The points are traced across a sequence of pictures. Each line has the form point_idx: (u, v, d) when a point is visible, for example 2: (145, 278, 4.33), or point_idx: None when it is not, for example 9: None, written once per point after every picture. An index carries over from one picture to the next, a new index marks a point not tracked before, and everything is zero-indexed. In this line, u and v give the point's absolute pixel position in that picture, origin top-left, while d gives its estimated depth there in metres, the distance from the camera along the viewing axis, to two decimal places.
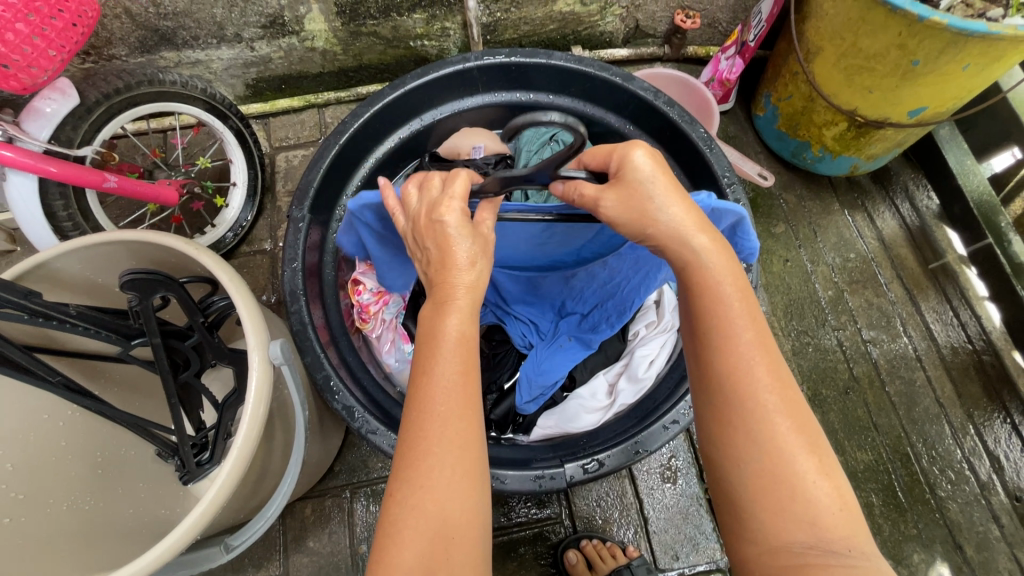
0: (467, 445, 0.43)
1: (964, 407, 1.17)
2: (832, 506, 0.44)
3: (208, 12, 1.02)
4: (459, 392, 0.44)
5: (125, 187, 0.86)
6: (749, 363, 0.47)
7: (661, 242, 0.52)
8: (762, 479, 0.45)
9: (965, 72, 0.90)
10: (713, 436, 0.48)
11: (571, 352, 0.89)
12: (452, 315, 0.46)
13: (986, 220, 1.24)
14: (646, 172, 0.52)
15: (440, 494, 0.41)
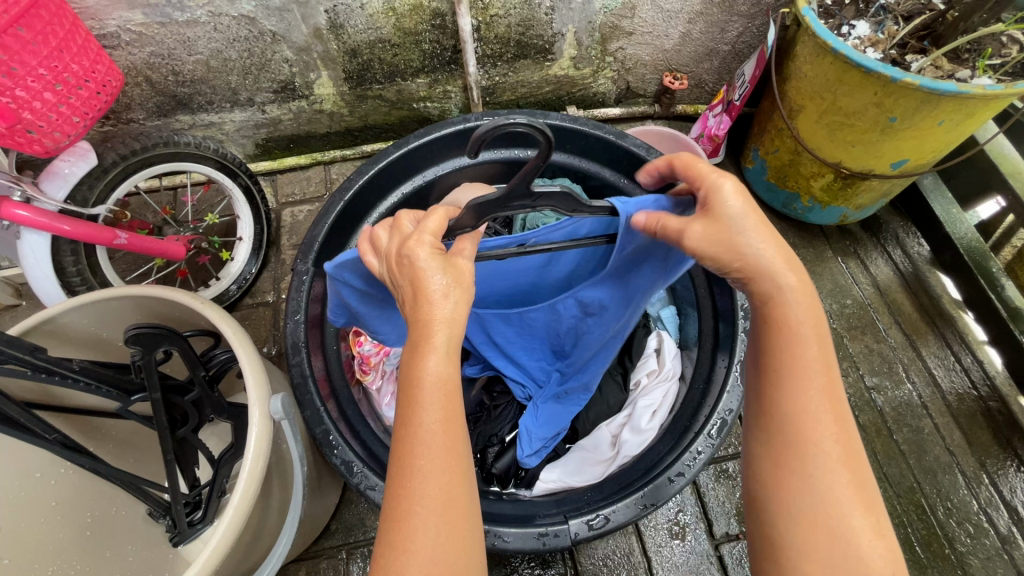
0: (455, 499, 0.42)
1: (975, 455, 1.14)
2: (886, 567, 0.43)
3: (223, 80, 1.09)
4: (440, 445, 0.42)
5: (134, 243, 0.88)
6: (817, 416, 0.47)
7: (747, 275, 0.51)
8: (810, 534, 0.45)
9: (940, 127, 0.95)
10: (768, 476, 0.48)
11: (573, 402, 0.88)
12: (431, 358, 0.44)
13: (978, 265, 1.26)
14: (736, 209, 0.50)
15: (428, 557, 0.40)
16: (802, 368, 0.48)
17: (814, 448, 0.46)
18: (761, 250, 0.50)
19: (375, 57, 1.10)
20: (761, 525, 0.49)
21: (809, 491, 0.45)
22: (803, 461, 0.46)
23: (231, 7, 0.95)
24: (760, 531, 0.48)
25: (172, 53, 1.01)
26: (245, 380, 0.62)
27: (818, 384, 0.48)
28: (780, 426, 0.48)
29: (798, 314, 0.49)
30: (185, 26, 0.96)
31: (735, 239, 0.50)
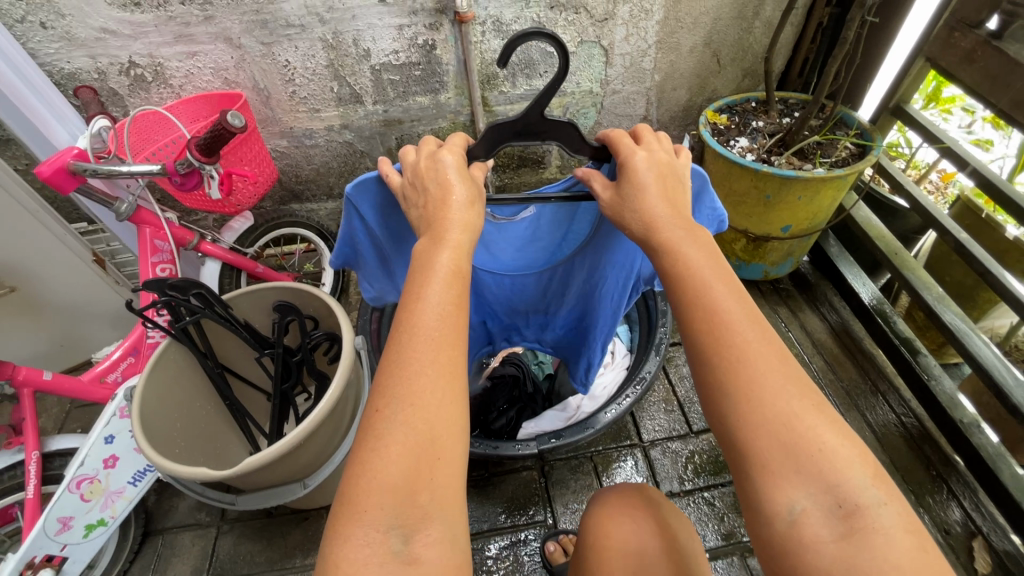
0: (447, 360, 0.64)
1: (888, 456, 1.41)
2: (835, 442, 0.52)
3: (326, 182, 1.65)
4: (445, 330, 0.66)
5: (266, 273, 1.37)
6: (744, 333, 0.59)
7: (643, 239, 0.72)
8: (761, 430, 0.54)
9: (802, 201, 1.39)
10: (716, 393, 0.58)
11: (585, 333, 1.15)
12: (440, 267, 0.70)
13: (879, 312, 1.61)
14: (641, 171, 0.73)
15: (428, 395, 0.61)
16: (714, 303, 0.61)
17: (749, 359, 0.57)
18: (658, 205, 0.71)
19: None
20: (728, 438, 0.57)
21: (746, 398, 0.55)
22: (736, 373, 0.57)
23: (340, 137, 1.53)
24: (729, 445, 0.56)
25: (298, 164, 1.58)
26: (342, 328, 1.05)
27: (740, 313, 0.61)
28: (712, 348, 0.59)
29: (694, 257, 0.66)
30: (309, 148, 1.54)
31: (627, 198, 0.74)
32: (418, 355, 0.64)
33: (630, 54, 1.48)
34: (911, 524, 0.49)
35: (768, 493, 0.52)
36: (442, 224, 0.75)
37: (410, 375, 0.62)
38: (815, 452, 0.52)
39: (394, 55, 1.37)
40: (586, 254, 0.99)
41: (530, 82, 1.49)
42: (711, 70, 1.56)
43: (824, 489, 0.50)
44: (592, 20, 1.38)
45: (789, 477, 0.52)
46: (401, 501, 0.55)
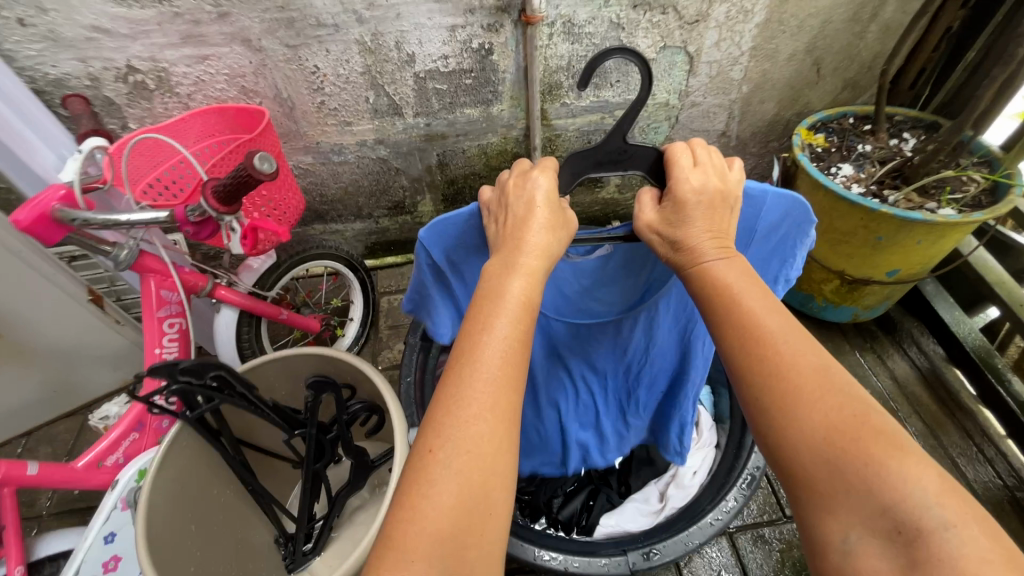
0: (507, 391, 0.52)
1: (1004, 541, 1.22)
2: (923, 474, 0.44)
3: (354, 202, 1.44)
4: (505, 370, 0.53)
5: (290, 318, 1.17)
6: (789, 349, 0.53)
7: (696, 279, 0.62)
8: (833, 464, 0.46)
9: (920, 245, 1.18)
10: (774, 420, 0.51)
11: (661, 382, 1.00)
12: (509, 299, 0.58)
13: (984, 362, 1.40)
14: (685, 184, 0.64)
15: (476, 427, 0.49)
16: (758, 321, 0.55)
17: (791, 379, 0.51)
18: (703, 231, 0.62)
19: (468, 186, 1.45)
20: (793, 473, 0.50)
21: (809, 426, 0.48)
22: (784, 398, 0.51)
23: (373, 153, 1.31)
24: (796, 484, 0.49)
25: (323, 182, 1.37)
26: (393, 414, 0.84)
27: (781, 332, 0.54)
28: (762, 371, 0.53)
29: (738, 284, 0.59)
30: (337, 165, 1.33)
31: (674, 218, 0.64)
32: (460, 402, 0.51)
33: (719, 62, 1.24)
34: (990, 542, 0.40)
35: (821, 526, 0.47)
36: (517, 253, 0.61)
37: (451, 428, 0.50)
38: (872, 476, 0.44)
39: (443, 59, 1.14)
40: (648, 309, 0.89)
41: (598, 93, 1.27)
42: (807, 81, 1.33)
43: (884, 523, 0.43)
44: (682, 20, 1.15)
45: (829, 510, 0.46)
46: (447, 550, 0.45)
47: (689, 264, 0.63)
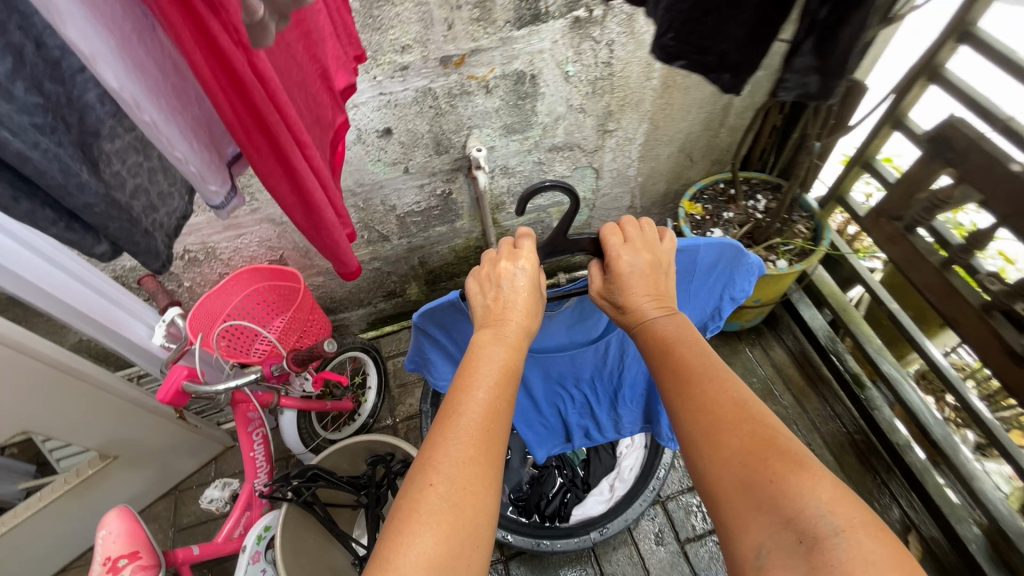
0: (483, 437, 0.63)
1: (845, 473, 1.79)
2: (820, 495, 0.53)
3: (357, 297, 1.85)
4: (492, 418, 0.66)
5: (332, 405, 1.60)
6: (713, 387, 0.66)
7: (639, 328, 0.77)
8: (744, 484, 0.57)
9: (767, 286, 1.68)
10: (702, 449, 0.62)
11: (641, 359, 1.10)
12: (487, 363, 0.71)
13: (832, 347, 1.95)
14: (618, 254, 0.80)
15: (451, 464, 0.60)
16: (688, 369, 0.69)
17: (707, 411, 0.64)
18: (642, 291, 0.79)
19: (443, 271, 1.88)
20: (717, 498, 0.60)
21: (730, 452, 0.60)
22: (704, 428, 0.63)
23: (369, 266, 1.72)
24: (725, 507, 0.58)
25: (332, 290, 1.77)
26: None
27: (705, 372, 0.68)
28: (694, 410, 0.65)
29: (671, 332, 0.74)
30: (342, 278, 1.73)
31: (622, 278, 0.79)
32: (452, 436, 0.62)
33: (617, 167, 1.69)
34: (877, 543, 0.49)
35: (737, 537, 0.56)
36: (507, 326, 0.76)
37: (444, 451, 0.61)
38: (778, 487, 0.55)
39: (417, 204, 1.56)
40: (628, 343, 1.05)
41: (533, 202, 1.71)
42: (684, 165, 1.79)
43: (786, 521, 0.53)
44: (584, 152, 1.59)
45: (742, 518, 0.56)
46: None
47: (634, 331, 0.78)
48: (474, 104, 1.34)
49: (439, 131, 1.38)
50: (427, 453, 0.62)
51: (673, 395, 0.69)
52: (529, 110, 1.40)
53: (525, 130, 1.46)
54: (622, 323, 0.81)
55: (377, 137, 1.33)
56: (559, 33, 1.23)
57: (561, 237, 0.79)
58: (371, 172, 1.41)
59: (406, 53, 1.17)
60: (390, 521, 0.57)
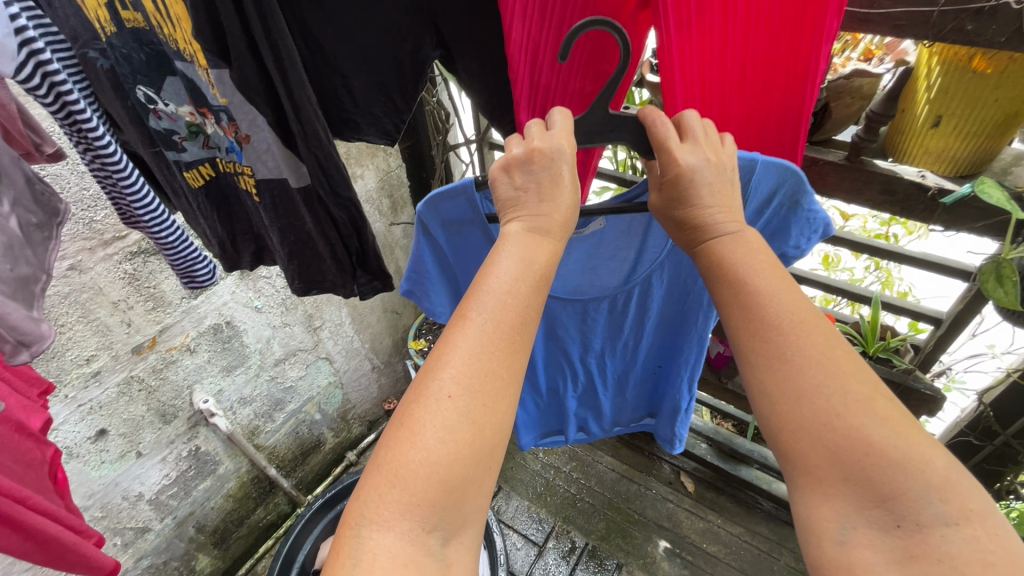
0: (502, 359, 0.49)
1: None
2: (932, 482, 0.43)
3: None
4: (517, 331, 0.51)
5: None
6: (802, 332, 0.49)
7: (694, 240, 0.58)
8: (826, 455, 0.46)
9: None
10: (775, 396, 0.48)
11: (674, 329, 0.88)
12: (500, 287, 0.52)
13: None
14: (668, 138, 0.57)
15: (460, 377, 0.48)
16: (760, 283, 0.52)
17: (790, 356, 0.48)
18: (708, 182, 0.56)
19: (227, 522, 1.82)
20: (796, 463, 0.48)
21: (816, 412, 0.46)
22: (780, 373, 0.48)
23: (138, 568, 1.59)
24: (798, 468, 0.48)
25: None
26: None
27: (778, 286, 0.52)
28: (769, 338, 0.50)
29: (727, 244, 0.55)
30: None
31: (681, 174, 0.56)
32: (467, 351, 0.49)
33: (344, 346, 1.99)
34: (994, 543, 0.41)
35: (806, 502, 0.47)
36: (545, 219, 0.57)
37: (455, 361, 0.48)
38: (873, 470, 0.44)
39: (165, 477, 1.56)
40: (658, 294, 0.84)
41: (284, 410, 1.87)
42: (396, 318, 2.18)
43: (880, 502, 0.44)
44: (308, 351, 1.85)
45: (824, 489, 0.46)
46: (442, 485, 0.45)
47: (701, 240, 0.57)
48: (184, 366, 1.49)
49: (158, 405, 1.46)
50: (431, 365, 0.49)
51: (733, 316, 0.52)
52: (238, 346, 1.61)
53: (243, 363, 1.65)
54: (678, 233, 0.60)
55: (91, 444, 1.34)
56: (233, 286, 1.52)
57: (604, 114, 0.61)
58: (98, 478, 1.38)
59: (93, 362, 1.27)
60: (389, 429, 0.48)
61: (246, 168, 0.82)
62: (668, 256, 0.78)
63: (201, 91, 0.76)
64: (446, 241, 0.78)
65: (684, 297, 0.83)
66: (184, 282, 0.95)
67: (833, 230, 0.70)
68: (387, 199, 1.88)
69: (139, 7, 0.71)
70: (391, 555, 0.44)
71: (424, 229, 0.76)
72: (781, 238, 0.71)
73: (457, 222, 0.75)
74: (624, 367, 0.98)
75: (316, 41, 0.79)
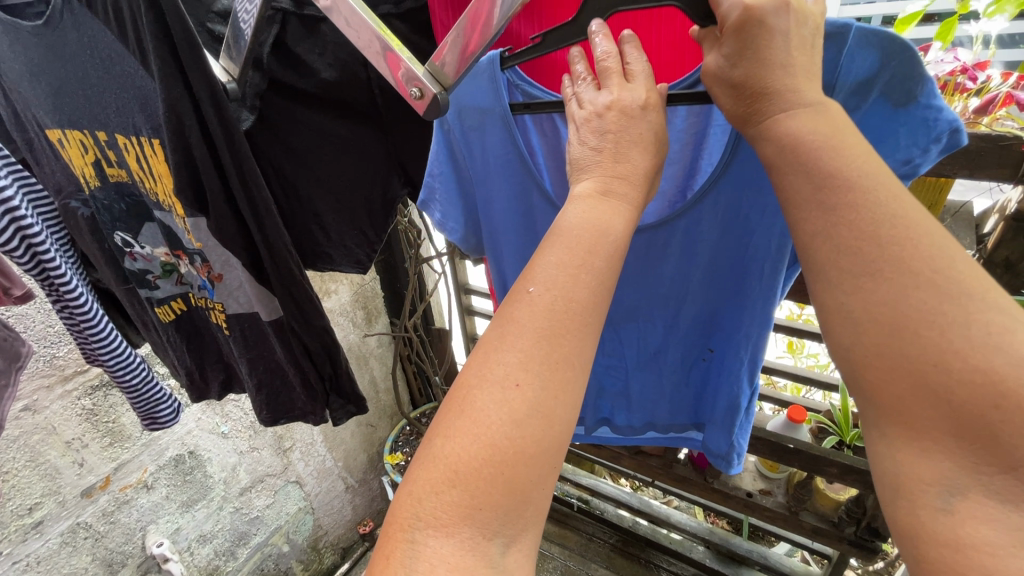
0: (575, 339, 0.43)
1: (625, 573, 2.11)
2: None
3: None
4: (590, 311, 0.44)
5: None
6: (925, 234, 0.37)
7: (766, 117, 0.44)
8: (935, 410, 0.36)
9: None
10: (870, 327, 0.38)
11: (730, 293, 0.69)
12: (566, 255, 0.45)
13: None
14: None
15: (524, 356, 0.42)
16: (864, 189, 0.39)
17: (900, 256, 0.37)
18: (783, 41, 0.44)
19: None
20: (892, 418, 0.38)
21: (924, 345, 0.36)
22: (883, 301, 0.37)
23: None
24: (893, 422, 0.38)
25: None
26: None
27: (875, 177, 0.39)
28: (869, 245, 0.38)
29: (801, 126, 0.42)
30: None
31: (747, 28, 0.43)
32: (536, 334, 0.43)
33: (315, 468, 1.88)
34: None
35: (898, 460, 0.38)
36: (619, 182, 0.50)
37: (518, 346, 0.43)
38: (1001, 428, 0.34)
39: None
40: (712, 235, 0.65)
41: (248, 543, 1.73)
42: (371, 431, 2.09)
43: (1008, 467, 0.34)
44: (276, 476, 1.74)
45: (924, 443, 0.37)
46: (496, 474, 0.40)
47: (765, 115, 0.44)
48: (140, 505, 1.38)
49: (105, 553, 1.32)
50: (491, 345, 0.44)
51: (812, 221, 0.40)
52: (201, 478, 1.51)
53: (205, 496, 1.54)
54: (744, 110, 0.46)
55: None
56: (199, 412, 1.46)
57: None
58: None
59: (36, 510, 1.17)
60: (445, 415, 0.44)
61: (218, 304, 0.85)
62: (727, 168, 0.60)
63: (177, 236, 0.82)
64: (463, 136, 0.67)
65: (745, 238, 0.63)
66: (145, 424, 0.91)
67: (966, 138, 0.47)
68: (361, 310, 1.89)
69: (125, 164, 0.77)
70: (451, 566, 0.39)
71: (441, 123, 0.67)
72: (890, 146, 0.50)
73: (478, 110, 0.65)
74: (661, 342, 0.77)
75: (290, 185, 0.85)
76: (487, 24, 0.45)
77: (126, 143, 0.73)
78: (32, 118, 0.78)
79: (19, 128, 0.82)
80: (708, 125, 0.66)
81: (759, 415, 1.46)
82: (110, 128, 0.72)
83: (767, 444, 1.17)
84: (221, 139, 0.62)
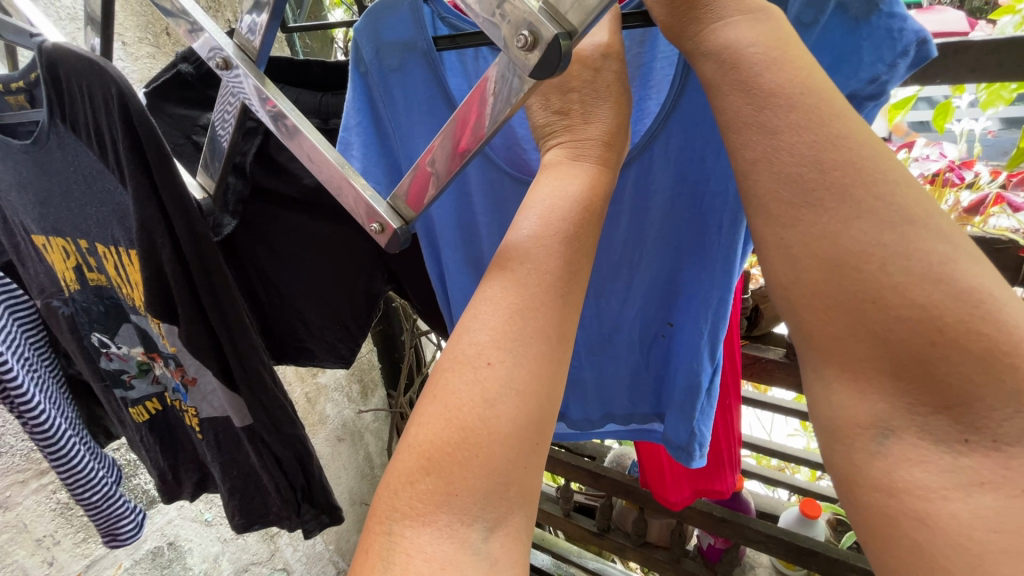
0: (549, 305, 0.43)
1: None
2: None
3: None
4: (564, 283, 0.44)
5: None
6: (869, 150, 0.38)
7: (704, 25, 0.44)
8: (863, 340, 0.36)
9: None
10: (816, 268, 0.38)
11: (686, 255, 0.65)
12: (542, 226, 0.45)
13: (551, 544, 2.03)
14: None
15: (497, 332, 0.42)
16: (802, 114, 0.39)
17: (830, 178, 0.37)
18: None
19: None
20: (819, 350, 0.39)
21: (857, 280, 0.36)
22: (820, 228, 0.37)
23: None
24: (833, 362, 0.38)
25: None
26: None
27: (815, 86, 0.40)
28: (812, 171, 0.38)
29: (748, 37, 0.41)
30: None
31: None
32: (507, 311, 0.42)
33: (303, 552, 1.79)
34: None
35: (834, 403, 0.39)
36: (589, 143, 0.50)
37: (490, 322, 0.42)
38: (936, 363, 0.34)
39: None
40: (662, 187, 0.62)
41: None
42: (364, 510, 2.00)
43: (942, 406, 0.35)
44: (262, 564, 1.65)
45: (860, 384, 0.37)
46: (468, 454, 0.39)
47: (702, 24, 0.44)
48: None
49: None
50: (464, 325, 0.44)
51: (753, 146, 0.40)
52: (179, 571, 1.41)
53: None
54: (682, 23, 0.45)
55: None
56: (182, 502, 1.41)
57: None
58: None
59: None
60: (422, 401, 0.43)
61: (190, 408, 0.83)
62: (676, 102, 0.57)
63: (152, 339, 0.81)
64: (383, 78, 0.63)
65: (699, 187, 0.61)
66: (106, 542, 0.86)
67: (934, 49, 0.45)
68: (357, 384, 1.86)
69: (105, 271, 0.77)
70: (430, 557, 0.37)
71: (358, 65, 0.63)
72: (854, 66, 0.49)
73: (399, 46, 0.61)
74: (617, 316, 0.72)
75: (272, 284, 0.85)
76: (474, 133, 0.45)
77: (105, 252, 0.74)
78: (19, 223, 0.80)
79: (7, 235, 0.83)
80: (654, 60, 0.61)
81: (770, 502, 1.39)
82: (91, 238, 0.73)
83: (780, 544, 1.10)
84: (192, 250, 0.62)
